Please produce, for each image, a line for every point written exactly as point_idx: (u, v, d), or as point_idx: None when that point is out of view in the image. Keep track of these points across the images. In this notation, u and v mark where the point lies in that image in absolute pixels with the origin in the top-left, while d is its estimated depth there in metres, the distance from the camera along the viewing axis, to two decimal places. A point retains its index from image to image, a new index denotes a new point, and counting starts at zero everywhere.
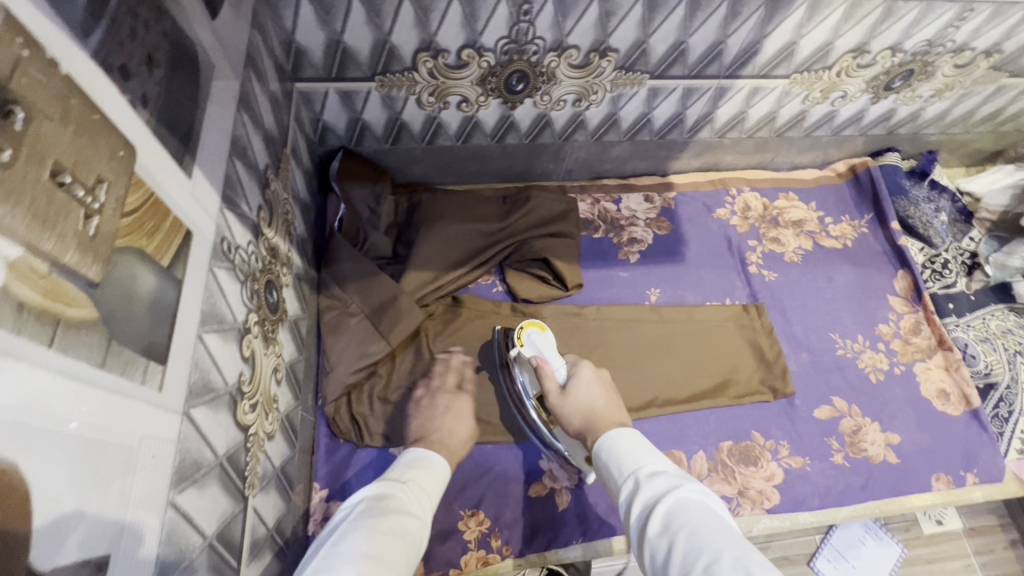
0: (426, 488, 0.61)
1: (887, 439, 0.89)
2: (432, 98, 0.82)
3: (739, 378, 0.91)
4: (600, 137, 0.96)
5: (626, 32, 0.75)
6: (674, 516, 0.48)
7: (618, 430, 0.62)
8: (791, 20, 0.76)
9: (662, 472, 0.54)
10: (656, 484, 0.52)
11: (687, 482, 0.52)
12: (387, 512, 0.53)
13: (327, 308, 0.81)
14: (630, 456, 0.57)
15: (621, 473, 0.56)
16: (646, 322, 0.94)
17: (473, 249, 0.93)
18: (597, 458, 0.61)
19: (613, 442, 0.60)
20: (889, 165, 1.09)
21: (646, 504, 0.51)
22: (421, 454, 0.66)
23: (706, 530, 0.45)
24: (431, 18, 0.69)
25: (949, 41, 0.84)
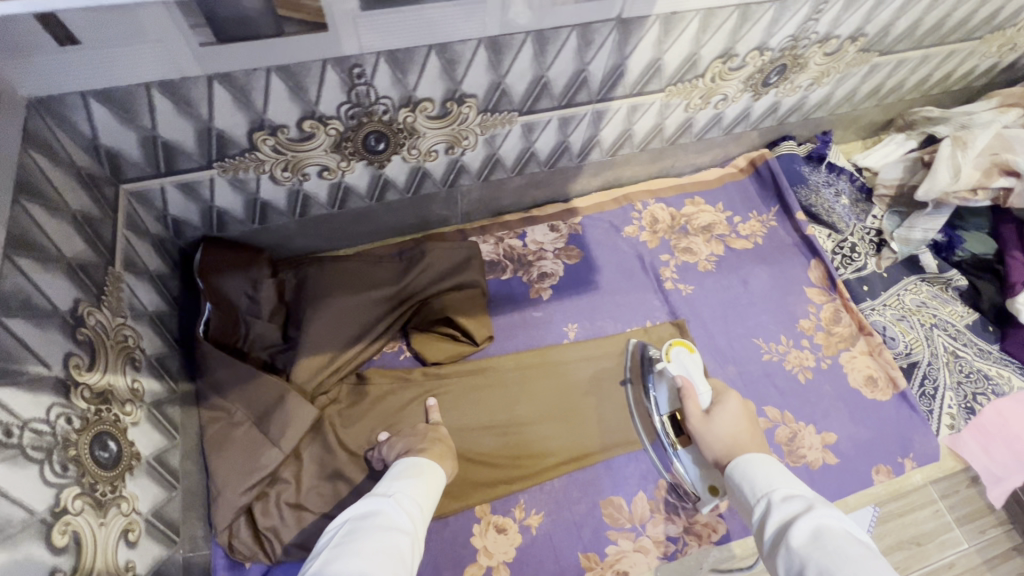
0: (416, 498, 0.63)
1: (824, 441, 0.87)
2: (288, 173, 0.75)
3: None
4: (486, 177, 0.91)
5: (477, 77, 0.69)
6: (813, 535, 0.52)
7: (748, 455, 0.66)
8: (648, 38, 0.73)
9: (799, 496, 0.58)
10: (794, 505, 0.57)
11: (823, 506, 0.55)
12: (380, 533, 0.55)
13: (211, 423, 0.73)
14: (766, 477, 0.62)
15: (756, 493, 0.61)
16: (563, 364, 0.90)
17: (372, 320, 0.86)
18: (730, 477, 0.66)
19: (748, 465, 0.65)
20: (786, 154, 1.07)
21: (784, 523, 0.55)
22: (407, 466, 0.68)
23: (846, 551, 0.49)
24: (253, 97, 0.62)
25: (813, 33, 0.83)
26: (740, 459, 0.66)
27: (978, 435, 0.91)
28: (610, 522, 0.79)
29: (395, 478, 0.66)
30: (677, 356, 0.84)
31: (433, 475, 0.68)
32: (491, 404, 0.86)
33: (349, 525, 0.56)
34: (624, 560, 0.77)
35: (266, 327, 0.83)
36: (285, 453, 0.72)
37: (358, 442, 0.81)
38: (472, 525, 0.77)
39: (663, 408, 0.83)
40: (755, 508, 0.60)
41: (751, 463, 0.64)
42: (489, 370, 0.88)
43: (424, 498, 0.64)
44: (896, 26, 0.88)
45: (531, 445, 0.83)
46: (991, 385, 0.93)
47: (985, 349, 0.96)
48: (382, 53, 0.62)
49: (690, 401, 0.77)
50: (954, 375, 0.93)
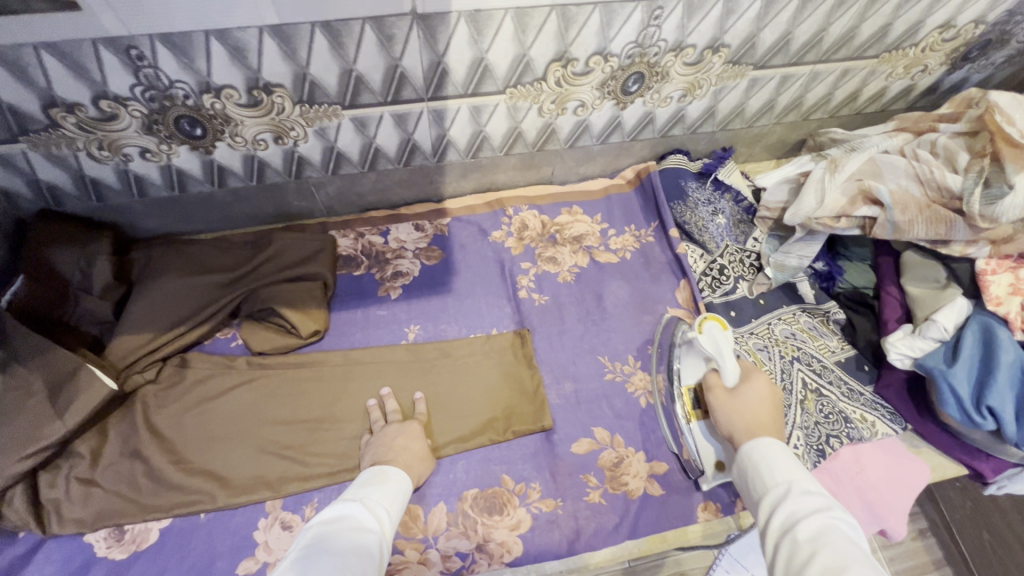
0: (384, 499, 0.64)
1: (651, 469, 0.82)
2: (106, 152, 0.76)
3: (492, 414, 0.85)
4: (335, 170, 0.91)
5: (275, 66, 0.69)
6: (823, 535, 0.48)
7: (765, 439, 0.63)
8: (459, 35, 0.71)
9: (820, 494, 0.54)
10: (809, 502, 0.53)
11: (843, 514, 0.51)
12: (347, 534, 0.56)
13: None
14: (786, 468, 0.58)
15: (772, 479, 0.57)
16: (393, 366, 0.88)
17: (203, 304, 0.87)
18: (744, 459, 0.62)
19: (768, 453, 0.60)
20: (670, 168, 1.03)
21: (795, 517, 0.51)
22: (372, 473, 0.68)
23: (854, 561, 0.45)
24: (32, 74, 0.63)
25: (660, 41, 0.79)
26: (754, 442, 0.62)
27: (829, 479, 0.82)
28: (401, 530, 0.76)
29: (362, 484, 0.66)
30: (708, 330, 0.76)
31: (401, 480, 0.69)
32: (309, 400, 0.85)
33: (316, 527, 0.56)
34: (405, 572, 0.74)
35: (97, 304, 0.84)
36: (68, 427, 0.72)
37: (165, 423, 0.81)
38: (259, 518, 0.77)
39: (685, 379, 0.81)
40: (764, 496, 0.57)
41: (774, 451, 0.60)
42: (319, 367, 0.87)
43: (389, 501, 0.65)
44: (762, 39, 0.83)
45: (341, 446, 0.82)
46: (847, 429, 0.86)
47: (855, 390, 0.89)
48: (155, 36, 0.62)
49: (713, 378, 0.75)
50: (810, 415, 0.86)
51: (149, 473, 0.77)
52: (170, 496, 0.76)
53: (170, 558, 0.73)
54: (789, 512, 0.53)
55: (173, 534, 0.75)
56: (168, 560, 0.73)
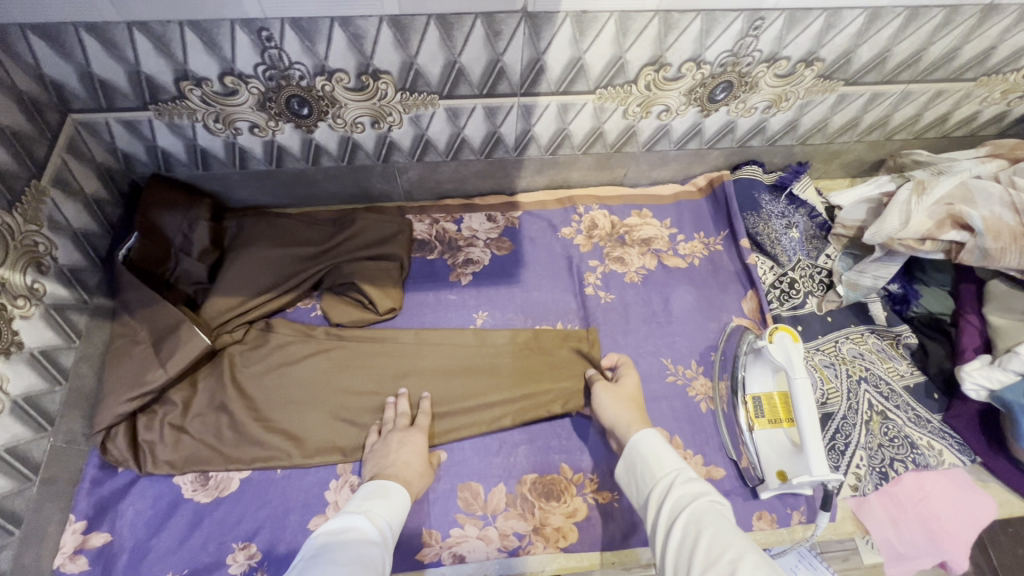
0: (384, 514, 0.65)
1: (708, 474, 0.83)
2: (220, 124, 0.82)
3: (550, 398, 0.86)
4: (420, 157, 0.94)
5: (387, 54, 0.73)
6: (698, 518, 0.54)
7: (647, 432, 0.68)
8: (562, 34, 0.73)
9: (698, 480, 0.60)
10: (690, 489, 0.59)
11: (717, 493, 0.58)
12: (349, 545, 0.57)
13: (116, 336, 0.80)
14: (670, 457, 0.64)
15: (658, 472, 0.63)
16: (433, 356, 0.90)
17: (288, 273, 0.92)
18: (628, 453, 0.67)
19: (648, 444, 0.66)
20: (745, 178, 1.03)
21: (677, 505, 0.58)
22: (373, 487, 0.69)
23: (728, 534, 0.51)
24: (172, 48, 0.69)
25: (755, 51, 0.79)
26: (642, 434, 0.68)
27: (889, 503, 0.83)
28: (461, 505, 0.80)
29: (365, 496, 0.68)
30: (779, 342, 0.79)
31: (401, 495, 0.70)
32: (365, 371, 0.88)
33: (321, 539, 0.58)
34: (464, 545, 0.77)
35: (192, 265, 0.89)
36: (168, 375, 0.77)
37: (248, 381, 0.85)
38: (330, 479, 0.81)
39: (749, 388, 0.85)
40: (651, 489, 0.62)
41: (653, 444, 0.66)
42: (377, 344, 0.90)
43: (392, 515, 0.66)
44: (859, 55, 0.82)
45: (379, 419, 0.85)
46: (914, 454, 0.84)
47: (923, 416, 0.87)
48: (286, 20, 0.67)
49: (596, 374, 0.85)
50: (874, 436, 0.85)
51: (233, 424, 0.82)
52: (251, 448, 0.81)
53: (248, 507, 0.78)
54: (674, 501, 0.58)
55: (252, 485, 0.80)
56: (247, 508, 0.78)
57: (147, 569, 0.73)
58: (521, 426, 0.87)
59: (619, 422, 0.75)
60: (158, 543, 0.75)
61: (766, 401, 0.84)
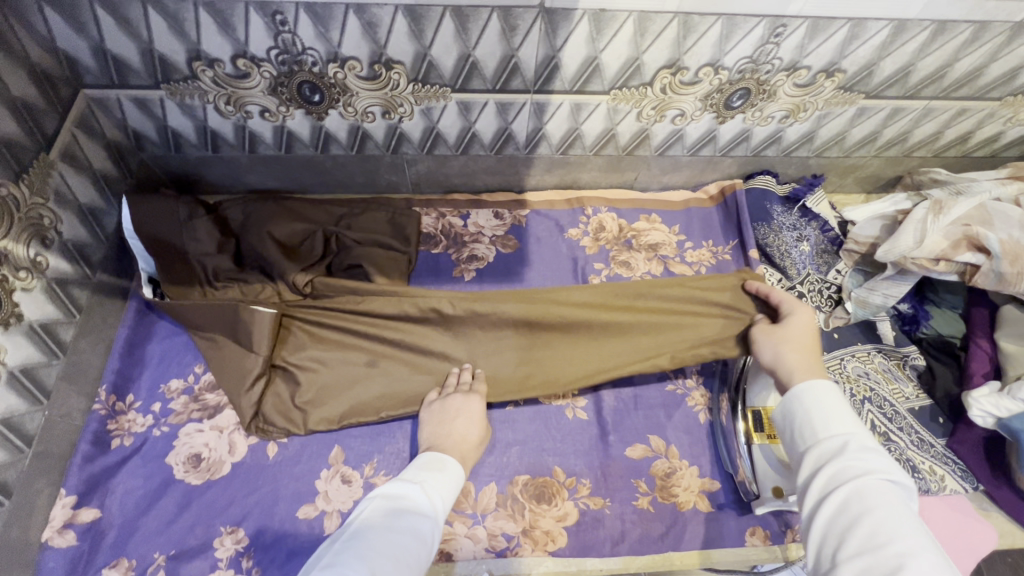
0: (439, 488, 0.66)
1: (703, 486, 0.82)
2: (231, 107, 0.82)
3: (622, 361, 0.82)
4: (430, 150, 0.94)
5: (401, 44, 0.72)
6: (864, 496, 0.50)
7: (808, 385, 0.62)
8: (579, 33, 0.72)
9: (876, 452, 0.55)
10: (863, 461, 0.53)
11: (899, 475, 0.52)
12: (404, 513, 0.59)
13: (208, 333, 0.84)
14: (839, 419, 0.58)
15: (821, 434, 0.58)
16: (441, 326, 0.84)
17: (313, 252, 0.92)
18: (790, 406, 0.62)
19: (814, 402, 0.60)
20: (757, 189, 1.02)
21: (840, 474, 0.53)
22: (429, 458, 0.70)
23: (903, 522, 0.47)
24: (186, 28, 0.69)
25: (775, 59, 0.78)
26: (806, 386, 0.62)
27: None
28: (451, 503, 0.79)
29: (419, 468, 0.68)
30: None
31: (456, 471, 0.70)
32: (411, 331, 0.83)
33: (378, 502, 0.61)
34: (451, 542, 0.76)
35: (216, 259, 0.89)
36: (263, 356, 0.80)
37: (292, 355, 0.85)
38: (320, 468, 0.80)
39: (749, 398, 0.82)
40: (811, 447, 0.57)
41: (821, 404, 0.60)
42: (393, 301, 0.83)
43: (446, 489, 0.67)
44: (881, 67, 0.81)
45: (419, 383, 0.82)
46: (915, 479, 0.81)
47: (926, 441, 0.85)
48: (300, 5, 0.66)
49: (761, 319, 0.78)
50: None
51: (315, 387, 0.82)
52: (335, 409, 0.82)
53: (237, 492, 0.78)
54: (838, 468, 0.54)
55: (243, 470, 0.79)
56: (236, 493, 0.78)
57: (134, 549, 0.72)
58: (517, 426, 0.85)
59: (779, 361, 0.69)
60: (146, 523, 0.74)
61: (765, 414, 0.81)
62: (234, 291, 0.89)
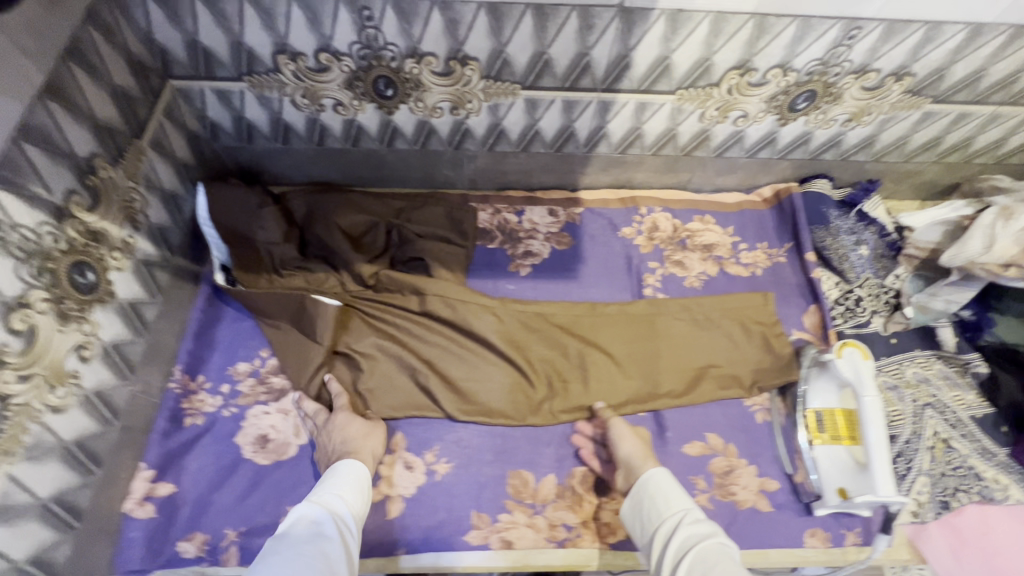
0: (341, 488, 0.68)
1: (761, 485, 0.82)
2: (307, 100, 0.84)
3: (657, 367, 0.88)
4: (491, 146, 0.95)
5: (479, 41, 0.74)
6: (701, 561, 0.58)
7: (651, 473, 0.73)
8: (654, 33, 0.73)
9: (704, 520, 0.65)
10: (699, 531, 0.63)
11: (721, 535, 0.62)
12: (310, 526, 0.60)
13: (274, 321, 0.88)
14: (676, 496, 0.69)
15: (666, 513, 0.67)
16: (493, 326, 0.88)
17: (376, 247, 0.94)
18: (638, 493, 0.72)
19: (661, 487, 0.70)
20: (814, 192, 1.02)
21: (683, 546, 0.62)
22: (330, 471, 0.71)
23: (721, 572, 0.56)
24: (277, 22, 0.71)
25: (846, 61, 0.78)
26: (650, 475, 0.73)
27: (949, 533, 0.82)
28: (512, 492, 0.81)
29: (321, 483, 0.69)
30: (848, 356, 0.77)
31: (356, 467, 0.72)
32: (462, 334, 0.88)
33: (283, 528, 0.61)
34: (513, 531, 0.78)
35: (284, 248, 0.90)
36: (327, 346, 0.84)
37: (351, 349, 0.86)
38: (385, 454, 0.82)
39: (810, 401, 0.84)
40: (662, 524, 0.66)
41: (657, 485, 0.71)
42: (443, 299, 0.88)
43: (349, 492, 0.68)
44: (952, 72, 0.80)
45: (492, 387, 0.86)
46: (980, 487, 0.82)
47: (989, 449, 0.84)
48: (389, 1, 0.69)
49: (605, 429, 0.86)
50: (936, 464, 0.82)
51: (378, 375, 0.86)
52: (398, 398, 0.85)
53: (304, 473, 0.80)
54: (683, 541, 0.62)
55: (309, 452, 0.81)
56: (303, 474, 0.80)
57: (207, 524, 0.75)
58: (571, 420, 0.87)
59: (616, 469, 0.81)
60: (219, 498, 0.77)
61: (828, 416, 0.83)
62: (300, 278, 0.90)
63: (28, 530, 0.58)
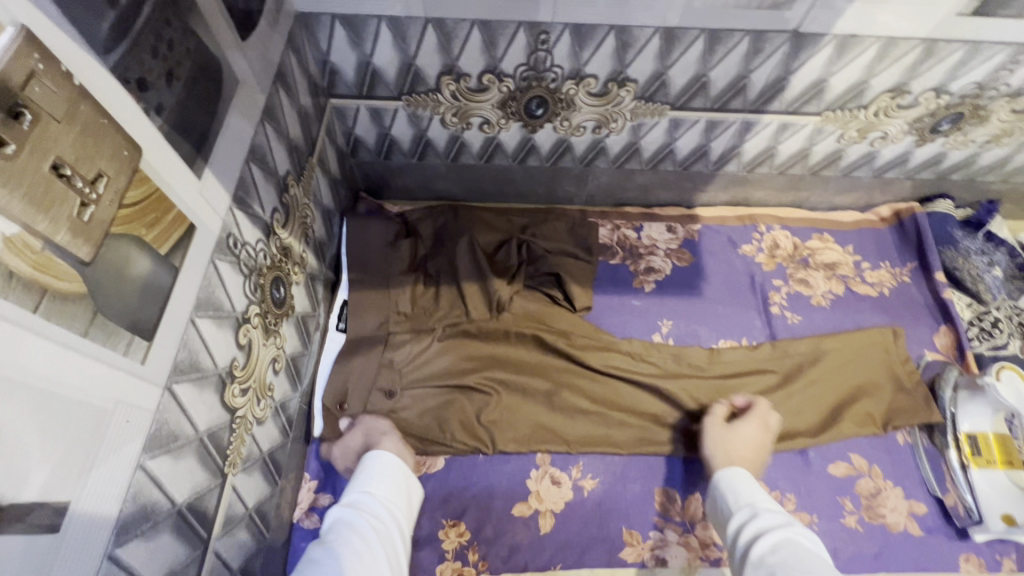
0: (371, 483, 0.66)
1: (910, 508, 0.81)
2: (456, 119, 0.86)
3: (799, 402, 0.86)
4: (621, 164, 0.97)
5: (644, 63, 0.76)
6: (778, 547, 0.56)
7: (729, 469, 0.71)
8: (819, 58, 0.74)
9: (777, 513, 0.62)
10: (772, 520, 0.60)
11: (799, 528, 0.59)
12: (342, 526, 0.58)
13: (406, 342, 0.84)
14: (753, 492, 0.66)
15: (738, 504, 0.65)
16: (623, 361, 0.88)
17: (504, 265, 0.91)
18: (716, 488, 0.70)
19: (737, 483, 0.68)
20: (939, 213, 1.02)
21: (756, 534, 0.59)
22: (364, 465, 0.69)
23: (795, 560, 0.53)
24: (453, 45, 0.73)
25: (1003, 85, 0.79)
26: (730, 470, 0.71)
27: None
28: (660, 509, 0.81)
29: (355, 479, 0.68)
30: None
31: (388, 460, 0.70)
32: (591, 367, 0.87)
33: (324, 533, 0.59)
34: (666, 548, 0.78)
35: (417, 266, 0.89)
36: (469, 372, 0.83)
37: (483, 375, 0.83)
38: (530, 468, 0.82)
39: (961, 424, 0.85)
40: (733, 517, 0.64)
41: (735, 478, 0.69)
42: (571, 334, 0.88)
43: (382, 488, 0.66)
44: None
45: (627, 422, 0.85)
46: None
47: None
48: (569, 25, 0.70)
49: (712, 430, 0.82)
50: None
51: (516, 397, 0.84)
52: (536, 418, 0.83)
53: (454, 486, 0.81)
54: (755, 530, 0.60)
55: (457, 465, 0.82)
56: (453, 487, 0.81)
57: None
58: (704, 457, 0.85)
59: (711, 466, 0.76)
60: None
61: (980, 439, 0.84)
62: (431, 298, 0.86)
63: (238, 540, 0.59)
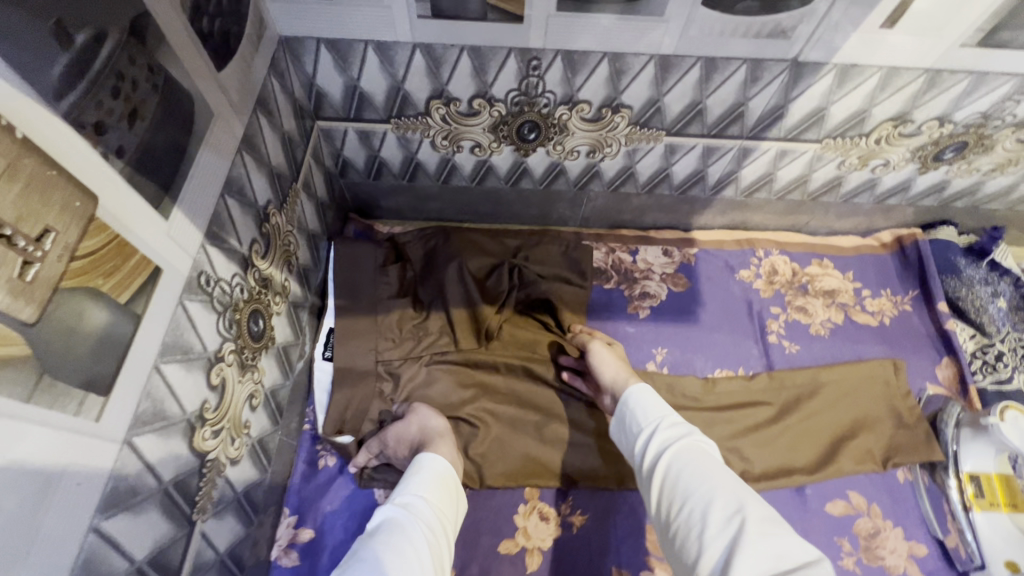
0: (424, 489, 0.63)
1: (911, 550, 0.78)
2: (446, 142, 0.84)
3: (794, 439, 0.84)
4: (617, 187, 0.95)
5: (639, 90, 0.74)
6: (678, 460, 0.58)
7: (636, 388, 0.69)
8: (818, 87, 0.72)
9: (679, 423, 0.63)
10: (674, 434, 0.61)
11: (698, 437, 0.61)
12: (389, 528, 0.57)
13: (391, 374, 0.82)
14: (657, 406, 0.66)
15: (645, 421, 0.64)
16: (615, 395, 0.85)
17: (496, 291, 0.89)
18: (621, 409, 0.69)
19: (641, 398, 0.67)
20: (941, 240, 0.99)
21: (659, 449, 0.60)
22: (415, 467, 0.67)
23: (700, 476, 0.55)
24: (442, 69, 0.71)
25: (1008, 115, 0.77)
26: (636, 389, 0.69)
27: None
28: (652, 548, 0.78)
29: (405, 480, 0.65)
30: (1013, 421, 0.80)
31: (440, 465, 0.67)
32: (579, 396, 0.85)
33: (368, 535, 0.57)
34: None
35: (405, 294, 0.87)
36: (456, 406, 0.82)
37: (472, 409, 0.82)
38: (518, 503, 0.80)
39: (964, 465, 0.83)
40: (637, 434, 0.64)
41: (640, 396, 0.67)
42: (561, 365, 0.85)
43: (432, 493, 0.64)
44: None
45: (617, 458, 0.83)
46: None
47: None
48: (562, 52, 0.68)
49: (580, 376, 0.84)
50: None
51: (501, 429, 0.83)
52: (523, 453, 0.82)
53: None
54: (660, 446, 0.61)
55: None
56: None
57: None
58: None
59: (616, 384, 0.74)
60: None
61: (983, 481, 0.82)
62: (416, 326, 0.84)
63: None
